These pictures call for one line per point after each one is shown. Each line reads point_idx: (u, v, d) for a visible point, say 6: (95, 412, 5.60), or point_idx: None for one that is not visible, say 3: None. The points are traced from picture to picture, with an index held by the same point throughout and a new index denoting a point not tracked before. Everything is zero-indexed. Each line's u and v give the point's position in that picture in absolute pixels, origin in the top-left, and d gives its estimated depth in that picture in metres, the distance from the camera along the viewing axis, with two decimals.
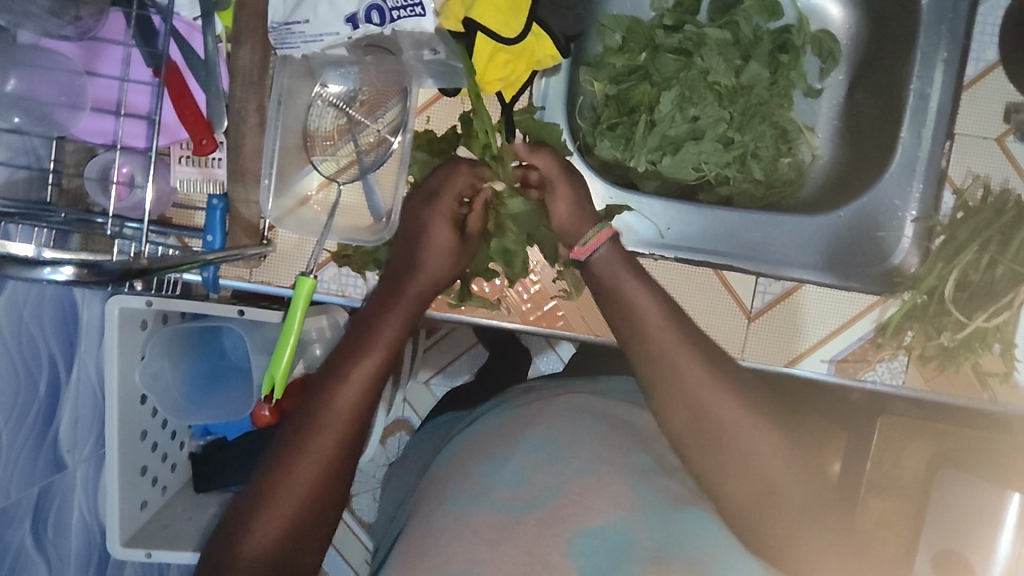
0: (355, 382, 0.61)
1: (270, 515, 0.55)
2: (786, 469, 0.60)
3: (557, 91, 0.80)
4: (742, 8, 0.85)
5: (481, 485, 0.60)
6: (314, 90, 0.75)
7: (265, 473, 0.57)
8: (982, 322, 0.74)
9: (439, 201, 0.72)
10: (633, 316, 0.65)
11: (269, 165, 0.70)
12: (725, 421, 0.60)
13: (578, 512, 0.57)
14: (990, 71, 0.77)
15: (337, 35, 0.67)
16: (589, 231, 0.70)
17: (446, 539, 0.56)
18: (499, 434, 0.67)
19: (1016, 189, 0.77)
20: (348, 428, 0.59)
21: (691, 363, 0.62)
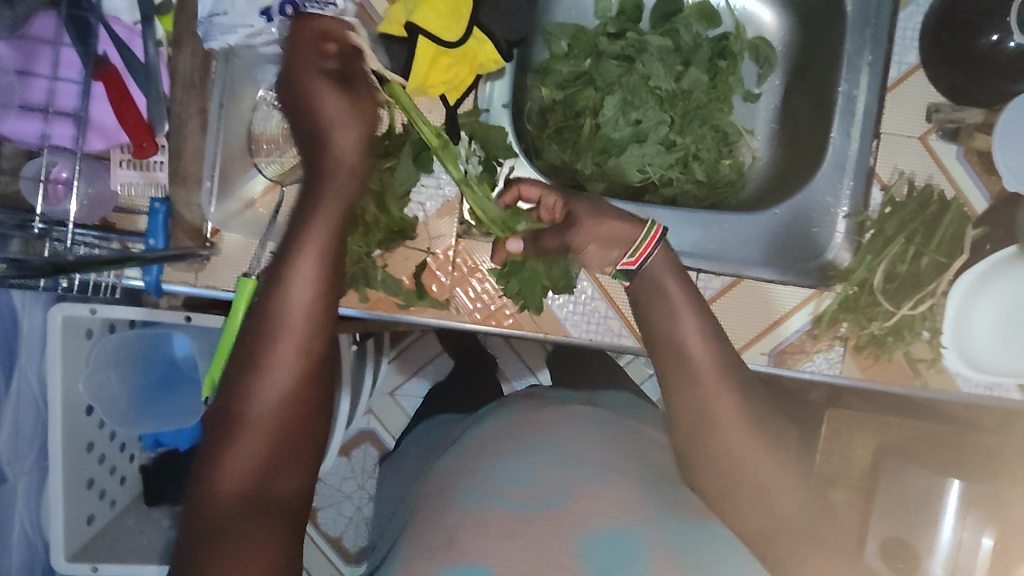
0: (296, 293, 0.60)
1: (240, 442, 0.56)
2: (787, 484, 0.62)
3: (501, 95, 0.82)
4: (681, 18, 0.89)
5: (492, 482, 0.61)
6: (259, 93, 0.74)
7: (218, 422, 0.57)
8: (907, 311, 0.76)
9: (309, 79, 0.62)
10: (673, 331, 0.65)
11: (211, 167, 0.70)
12: (739, 441, 0.61)
13: (585, 517, 0.57)
14: (913, 72, 0.81)
15: (253, 27, 0.67)
16: (637, 238, 0.68)
17: (457, 534, 0.56)
18: (512, 431, 0.69)
19: (939, 186, 0.80)
20: (302, 347, 0.59)
21: (721, 386, 0.62)
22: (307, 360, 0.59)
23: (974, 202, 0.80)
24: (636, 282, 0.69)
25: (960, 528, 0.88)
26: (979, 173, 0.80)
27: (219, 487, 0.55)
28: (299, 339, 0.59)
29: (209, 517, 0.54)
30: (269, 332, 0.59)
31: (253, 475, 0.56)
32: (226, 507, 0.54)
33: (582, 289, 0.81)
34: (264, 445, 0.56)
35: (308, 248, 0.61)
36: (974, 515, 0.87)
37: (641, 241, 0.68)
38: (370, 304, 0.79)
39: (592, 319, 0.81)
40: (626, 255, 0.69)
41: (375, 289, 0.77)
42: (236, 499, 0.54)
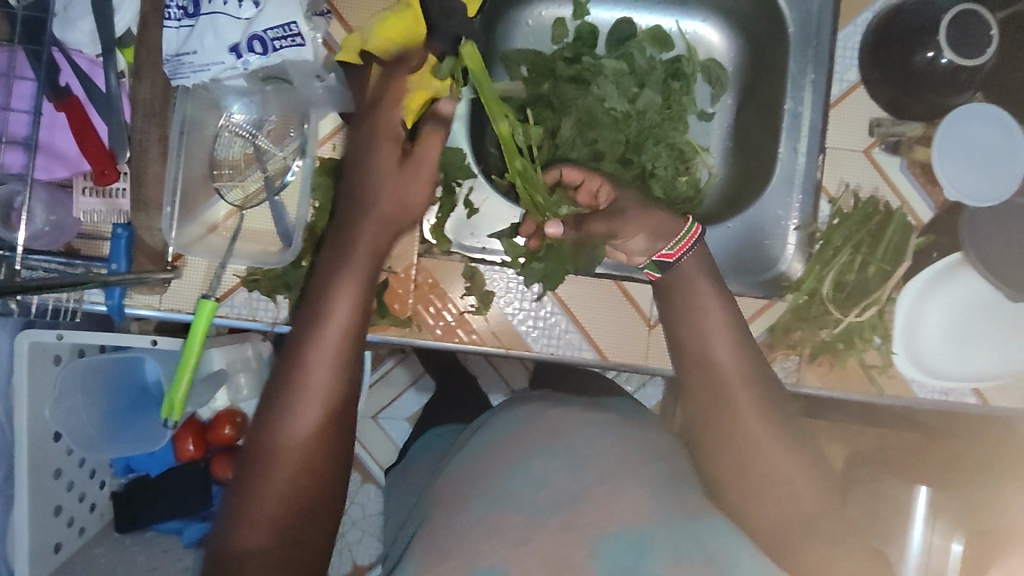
0: (328, 342, 0.61)
1: (268, 493, 0.57)
2: (803, 478, 0.64)
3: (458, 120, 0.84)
4: (635, 41, 0.92)
5: (507, 491, 0.61)
6: (221, 121, 0.78)
7: (243, 466, 0.59)
8: (854, 317, 0.78)
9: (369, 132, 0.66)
10: (697, 324, 0.71)
11: (171, 193, 0.71)
12: (748, 426, 0.65)
13: (600, 517, 0.57)
14: (853, 89, 0.84)
15: (224, 64, 0.63)
16: (681, 230, 0.74)
17: (471, 538, 0.57)
18: (526, 433, 0.69)
19: (885, 197, 0.82)
20: (332, 397, 0.60)
21: (735, 370, 0.68)
22: (329, 412, 0.60)
23: (919, 211, 0.83)
24: (673, 274, 0.74)
25: (931, 535, 0.91)
26: (922, 184, 0.83)
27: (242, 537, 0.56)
28: (326, 390, 0.60)
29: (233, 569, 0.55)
30: (300, 382, 0.60)
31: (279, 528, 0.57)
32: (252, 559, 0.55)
33: (541, 305, 0.82)
34: (294, 497, 0.57)
35: (338, 296, 0.62)
36: (943, 521, 0.92)
37: (684, 236, 0.74)
38: None
39: (551, 334, 0.82)
40: (664, 247, 0.74)
41: None
42: (262, 546, 0.56)
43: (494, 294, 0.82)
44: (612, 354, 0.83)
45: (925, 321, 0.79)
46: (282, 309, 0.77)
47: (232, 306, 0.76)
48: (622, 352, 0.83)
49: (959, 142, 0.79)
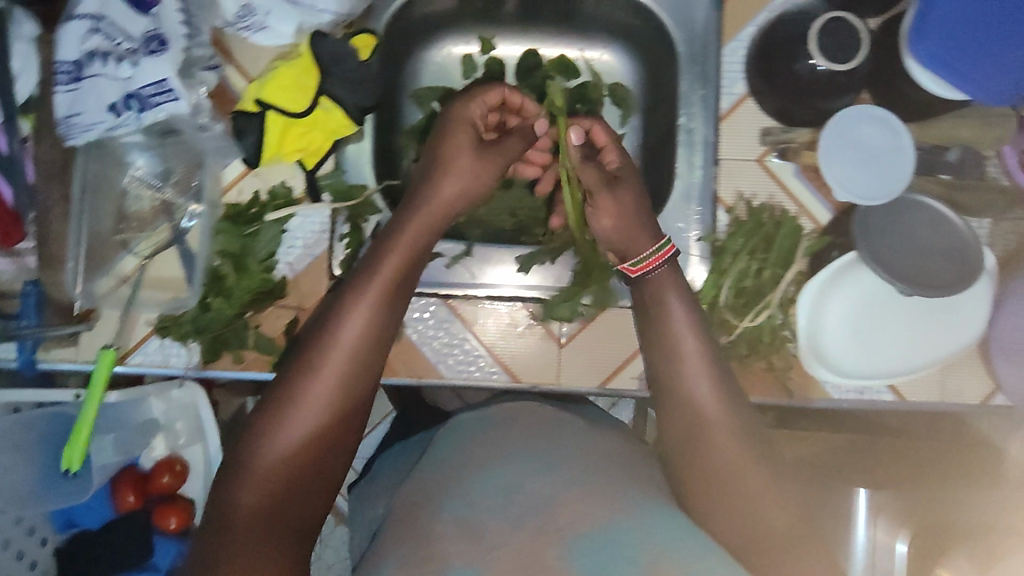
0: (351, 330, 0.70)
1: (274, 453, 0.64)
2: (775, 504, 0.65)
3: (362, 158, 0.85)
4: (541, 71, 0.95)
5: (476, 492, 0.62)
6: (126, 176, 0.81)
7: (252, 435, 0.66)
8: (748, 323, 0.81)
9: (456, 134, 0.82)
10: (667, 335, 0.75)
11: (75, 248, 0.75)
12: (714, 432, 0.68)
13: (573, 518, 0.58)
14: (742, 102, 0.86)
15: (106, 123, 0.66)
16: (648, 250, 0.79)
17: (445, 542, 0.58)
18: (485, 442, 0.69)
19: (780, 203, 0.84)
20: (350, 377, 0.68)
21: (697, 378, 0.72)
22: (343, 390, 0.68)
23: (817, 215, 0.84)
24: (646, 286, 0.79)
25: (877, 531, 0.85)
26: (817, 187, 0.84)
27: (243, 490, 0.63)
28: (332, 381, 0.67)
29: (229, 516, 0.62)
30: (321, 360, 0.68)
31: (278, 487, 0.64)
32: (248, 509, 0.62)
33: (452, 331, 0.84)
34: (297, 461, 0.65)
35: (369, 292, 0.71)
36: (886, 516, 0.85)
37: (651, 255, 0.79)
38: (246, 365, 0.80)
39: (463, 358, 0.84)
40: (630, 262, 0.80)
41: (249, 350, 0.80)
42: (250, 512, 0.62)
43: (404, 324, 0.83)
44: (525, 375, 0.84)
45: (829, 322, 0.80)
46: (195, 354, 0.80)
47: (147, 352, 0.79)
48: (535, 373, 0.84)
49: (843, 142, 0.81)
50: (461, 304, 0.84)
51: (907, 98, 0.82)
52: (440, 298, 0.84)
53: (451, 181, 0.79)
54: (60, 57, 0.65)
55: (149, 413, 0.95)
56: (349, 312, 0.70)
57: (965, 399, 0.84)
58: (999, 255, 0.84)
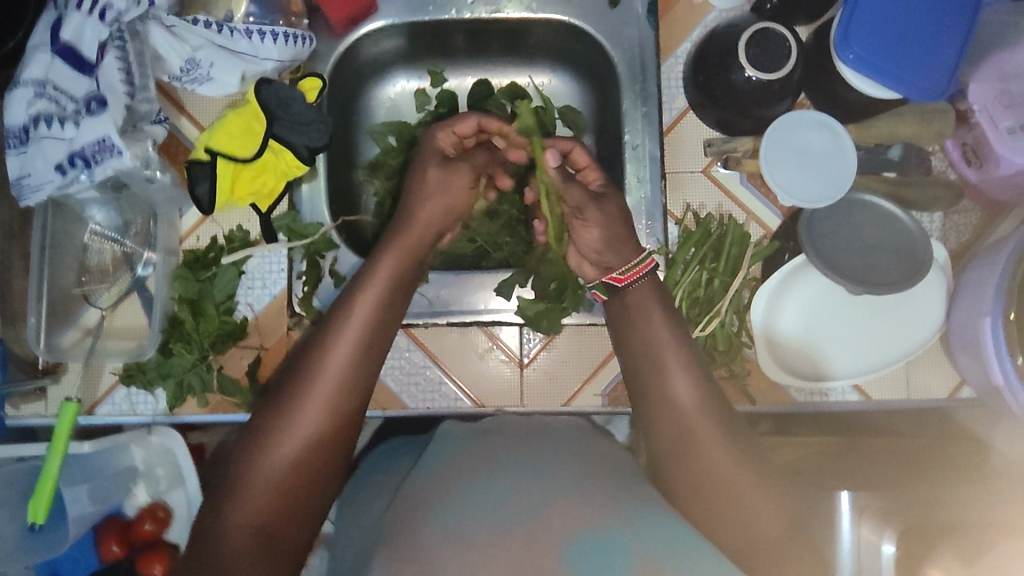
0: (336, 356, 0.68)
1: (258, 485, 0.62)
2: (768, 511, 0.63)
3: (315, 195, 0.85)
4: (494, 99, 0.96)
5: (470, 501, 0.60)
6: (87, 231, 0.83)
7: (236, 468, 0.64)
8: (701, 330, 0.81)
9: (430, 160, 0.83)
10: (651, 341, 0.74)
11: (36, 305, 0.77)
12: (703, 432, 0.67)
13: (564, 527, 0.57)
14: (683, 116, 0.88)
15: (54, 182, 0.70)
16: (633, 260, 0.78)
17: (439, 552, 0.56)
18: (482, 448, 0.68)
19: (729, 212, 0.85)
20: (335, 406, 0.66)
21: (680, 379, 0.71)
22: (327, 418, 0.66)
23: (766, 220, 0.85)
24: (621, 297, 0.78)
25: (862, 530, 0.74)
26: (764, 194, 0.85)
27: (227, 523, 0.61)
28: (322, 407, 0.66)
29: (215, 552, 0.59)
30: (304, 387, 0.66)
31: (263, 520, 0.62)
32: (233, 544, 0.60)
33: (414, 360, 0.85)
34: (281, 492, 0.63)
35: (352, 317, 0.70)
36: (870, 516, 0.75)
37: (636, 265, 0.77)
38: (212, 407, 0.82)
39: (426, 386, 0.84)
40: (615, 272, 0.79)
41: (214, 392, 0.81)
42: (247, 534, 0.60)
43: None
44: (489, 399, 0.85)
45: (783, 322, 0.81)
46: (162, 400, 0.81)
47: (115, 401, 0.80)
48: (499, 396, 0.85)
49: (784, 147, 0.82)
50: (419, 331, 0.85)
51: (843, 100, 0.83)
52: (401, 328, 0.85)
53: (432, 207, 0.80)
54: (9, 122, 0.69)
55: (129, 460, 0.85)
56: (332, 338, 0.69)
57: (933, 397, 0.84)
58: (953, 248, 0.85)
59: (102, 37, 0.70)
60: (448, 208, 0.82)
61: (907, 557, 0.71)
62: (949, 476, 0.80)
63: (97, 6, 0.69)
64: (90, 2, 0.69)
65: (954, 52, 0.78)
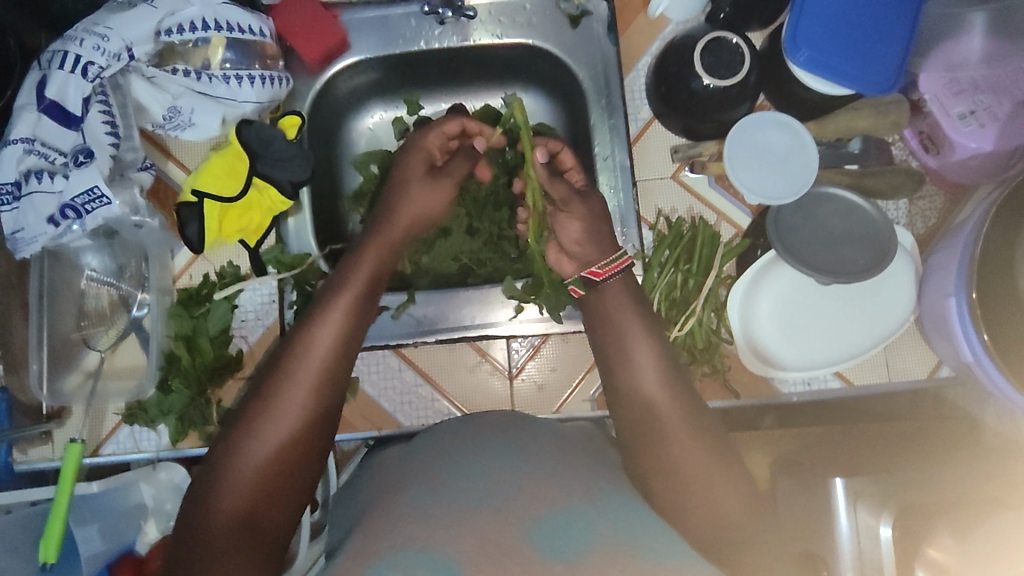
0: (315, 351, 0.71)
1: (243, 473, 0.65)
2: (730, 488, 0.67)
3: (303, 228, 0.89)
4: None
5: (442, 481, 0.69)
6: (83, 278, 0.86)
7: (219, 461, 0.66)
8: (680, 331, 0.83)
9: (409, 168, 0.87)
10: (620, 338, 0.76)
11: (37, 353, 0.80)
12: (667, 421, 0.70)
13: (534, 501, 0.65)
14: (648, 126, 0.91)
15: (47, 233, 0.73)
16: (613, 254, 0.80)
17: (406, 526, 0.64)
18: (460, 437, 0.75)
19: (699, 214, 0.88)
20: (315, 398, 0.70)
21: (649, 376, 0.73)
22: (307, 411, 0.69)
23: (737, 220, 0.88)
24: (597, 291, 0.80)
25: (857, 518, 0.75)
26: (732, 194, 0.88)
27: (213, 510, 0.63)
28: (303, 399, 0.69)
29: (202, 535, 0.62)
30: (286, 381, 0.70)
31: (246, 505, 0.64)
32: (219, 527, 0.62)
33: (406, 380, 0.87)
34: (264, 480, 0.65)
35: (331, 314, 0.74)
36: (867, 501, 0.76)
37: (616, 260, 0.79)
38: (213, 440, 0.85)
39: (420, 404, 0.87)
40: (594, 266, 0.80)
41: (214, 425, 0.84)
42: (232, 522, 0.63)
43: (358, 379, 0.87)
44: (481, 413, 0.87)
45: (761, 312, 0.84)
46: (164, 436, 0.84)
47: (119, 441, 0.83)
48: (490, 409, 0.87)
49: (747, 149, 0.85)
50: (409, 351, 0.88)
51: (801, 99, 0.87)
52: (392, 349, 0.88)
53: (409, 210, 0.84)
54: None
55: (139, 497, 0.85)
56: (312, 335, 0.72)
57: (913, 377, 0.86)
58: (919, 234, 0.87)
59: (85, 93, 0.73)
60: (425, 214, 0.86)
61: (905, 539, 0.72)
62: (925, 453, 0.83)
63: (79, 65, 0.72)
64: (72, 61, 0.72)
65: (902, 48, 0.81)
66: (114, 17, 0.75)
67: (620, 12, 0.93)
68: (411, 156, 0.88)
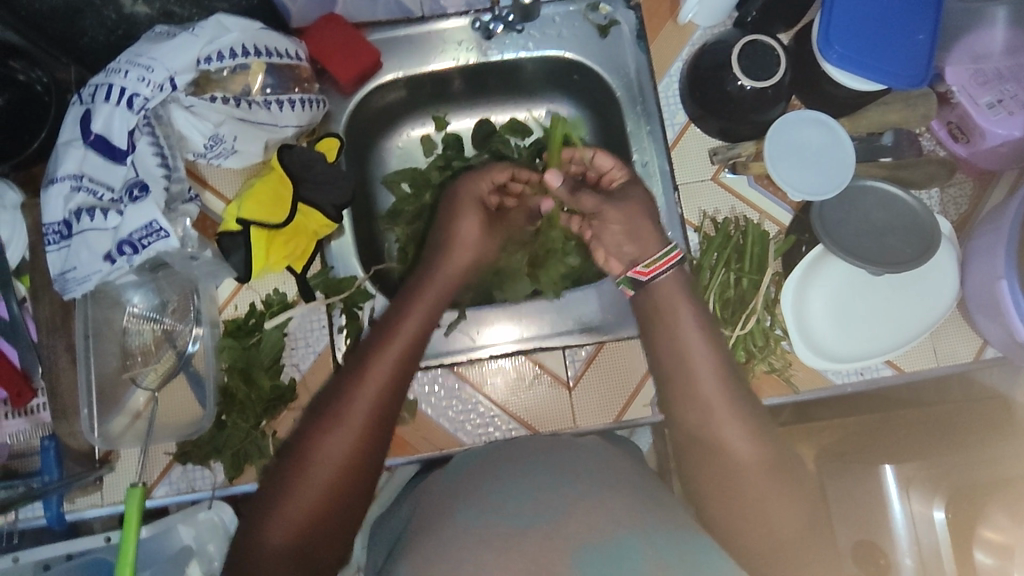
0: (376, 374, 0.69)
1: (300, 499, 0.62)
2: (787, 503, 0.65)
3: (348, 250, 0.86)
4: (498, 136, 0.99)
5: (493, 500, 0.62)
6: (125, 313, 0.84)
7: (275, 485, 0.63)
8: (739, 330, 0.85)
9: (467, 202, 0.85)
10: (675, 340, 0.73)
11: (87, 395, 0.78)
12: (729, 432, 0.67)
13: (583, 528, 0.57)
14: (685, 130, 0.92)
15: (102, 271, 0.72)
16: (658, 252, 0.78)
17: (455, 547, 0.58)
18: (509, 454, 0.71)
19: (743, 213, 0.90)
20: (374, 422, 0.67)
21: (710, 378, 0.70)
22: (367, 435, 0.66)
23: (779, 217, 0.90)
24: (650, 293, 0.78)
25: (911, 503, 0.76)
26: (772, 192, 0.89)
27: (267, 540, 0.60)
28: (363, 423, 0.66)
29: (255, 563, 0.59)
30: (347, 404, 0.67)
31: (298, 534, 0.61)
32: (274, 557, 0.59)
33: (464, 397, 0.87)
34: (320, 508, 0.62)
35: (395, 342, 0.72)
36: (919, 487, 0.76)
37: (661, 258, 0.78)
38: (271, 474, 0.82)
39: (479, 420, 0.86)
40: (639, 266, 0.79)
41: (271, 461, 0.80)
42: (282, 551, 0.60)
43: (416, 400, 0.86)
44: (542, 425, 0.86)
45: (809, 305, 0.86)
46: (220, 472, 0.80)
47: (162, 493, 0.79)
48: (550, 421, 0.86)
49: (786, 147, 0.86)
50: (466, 368, 0.87)
51: (832, 96, 0.89)
52: (448, 367, 0.87)
53: (461, 255, 0.83)
54: (48, 220, 0.71)
55: (180, 539, 0.82)
56: (375, 360, 0.70)
57: (958, 359, 0.88)
58: (953, 220, 0.90)
59: (131, 125, 0.72)
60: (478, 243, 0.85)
61: (959, 520, 0.73)
62: (975, 442, 0.81)
63: (124, 97, 0.71)
64: (117, 93, 0.71)
65: (924, 37, 0.84)
66: (155, 48, 0.73)
67: (649, 20, 0.94)
68: (468, 187, 0.86)
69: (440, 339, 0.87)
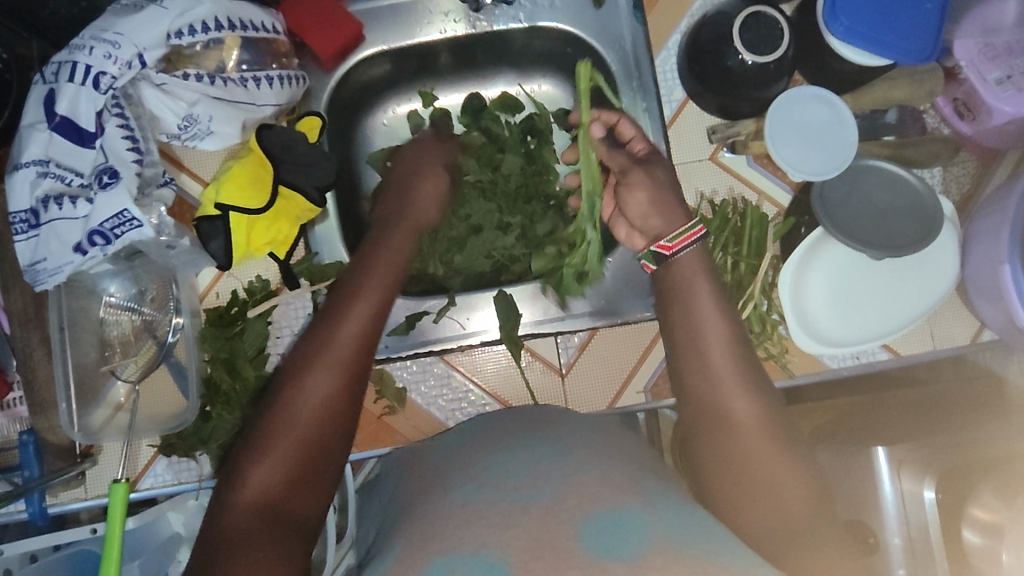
0: (348, 321, 0.65)
1: (271, 453, 0.58)
2: (790, 473, 0.62)
3: (331, 236, 0.83)
4: (487, 112, 0.92)
5: (489, 476, 0.60)
6: (102, 304, 0.81)
7: (249, 439, 0.60)
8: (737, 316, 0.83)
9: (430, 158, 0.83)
10: (689, 313, 0.72)
11: (64, 389, 0.75)
12: (737, 404, 0.66)
13: (584, 501, 0.53)
14: (683, 107, 0.89)
15: (73, 262, 0.69)
16: (682, 226, 0.76)
17: (452, 526, 0.55)
18: (502, 432, 0.68)
19: (741, 194, 0.87)
20: (347, 370, 0.63)
21: (721, 350, 0.70)
22: (338, 383, 0.62)
23: (778, 198, 0.87)
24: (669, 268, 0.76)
25: (907, 476, 0.73)
26: (771, 172, 0.87)
27: (239, 498, 0.57)
28: (333, 371, 0.62)
29: (227, 522, 0.56)
30: (318, 352, 0.63)
31: (273, 490, 0.57)
32: (246, 516, 0.56)
33: (455, 385, 0.85)
34: (293, 462, 0.59)
35: (366, 290, 0.68)
36: (914, 466, 0.73)
37: (686, 231, 0.76)
38: None
39: (470, 409, 0.85)
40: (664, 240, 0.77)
41: None
42: (256, 507, 0.56)
43: (406, 389, 0.84)
44: None
45: (808, 287, 0.84)
46: (205, 464, 0.79)
47: (146, 486, 0.78)
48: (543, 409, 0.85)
49: (787, 123, 0.83)
50: (456, 357, 0.85)
51: (834, 71, 0.85)
52: (438, 355, 0.85)
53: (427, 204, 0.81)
54: (15, 207, 0.67)
55: (169, 527, 0.80)
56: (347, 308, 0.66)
57: (954, 343, 0.87)
58: (956, 199, 0.88)
59: (98, 105, 0.68)
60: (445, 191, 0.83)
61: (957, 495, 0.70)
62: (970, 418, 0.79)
63: (90, 75, 0.67)
64: (82, 71, 0.67)
65: (932, 5, 0.81)
66: (122, 21, 0.69)
67: None
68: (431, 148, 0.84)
69: (429, 326, 0.85)
